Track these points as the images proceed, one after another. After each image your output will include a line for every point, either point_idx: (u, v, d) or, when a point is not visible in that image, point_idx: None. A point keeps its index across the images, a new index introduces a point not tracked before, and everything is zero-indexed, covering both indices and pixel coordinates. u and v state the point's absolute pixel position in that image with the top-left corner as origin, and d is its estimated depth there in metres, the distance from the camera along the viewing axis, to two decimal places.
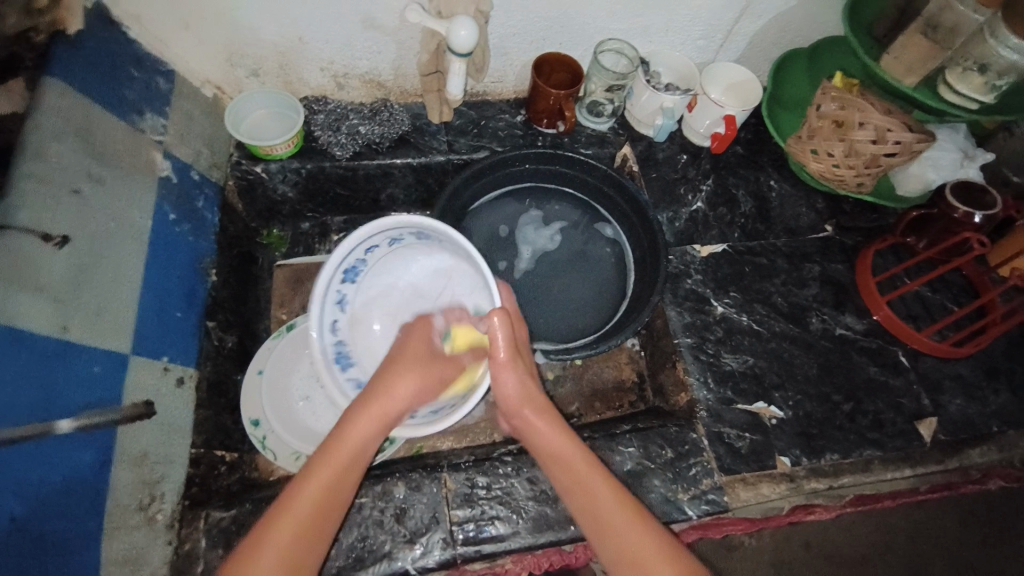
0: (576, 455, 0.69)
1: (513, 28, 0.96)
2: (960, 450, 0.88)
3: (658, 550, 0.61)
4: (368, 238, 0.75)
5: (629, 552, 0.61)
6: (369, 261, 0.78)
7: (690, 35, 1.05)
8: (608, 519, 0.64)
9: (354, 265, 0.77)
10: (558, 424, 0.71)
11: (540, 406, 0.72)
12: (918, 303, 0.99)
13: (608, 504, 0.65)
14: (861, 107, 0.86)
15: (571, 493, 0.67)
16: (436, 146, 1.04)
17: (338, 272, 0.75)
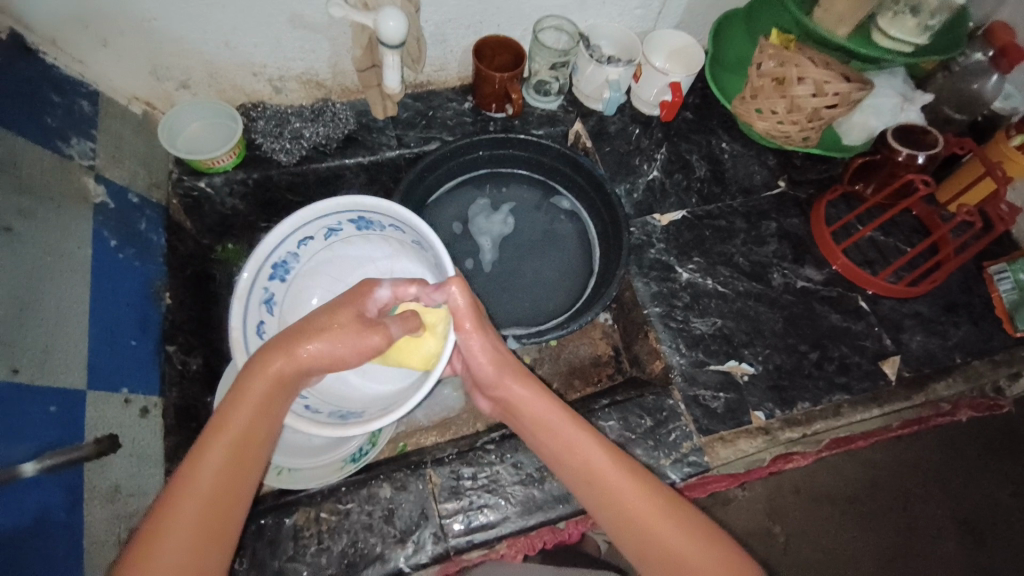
0: (562, 419, 0.68)
1: (448, 14, 0.94)
2: (925, 384, 0.91)
3: (656, 505, 0.63)
4: (301, 229, 0.77)
5: (629, 511, 0.62)
6: (302, 254, 0.80)
7: (628, 6, 1.04)
8: (605, 486, 0.64)
9: (286, 258, 0.78)
10: (539, 391, 0.70)
11: (514, 369, 0.71)
12: (873, 247, 1.02)
13: (605, 469, 0.65)
14: (799, 62, 0.87)
15: (562, 462, 0.67)
16: (385, 141, 1.02)
17: (267, 267, 0.76)
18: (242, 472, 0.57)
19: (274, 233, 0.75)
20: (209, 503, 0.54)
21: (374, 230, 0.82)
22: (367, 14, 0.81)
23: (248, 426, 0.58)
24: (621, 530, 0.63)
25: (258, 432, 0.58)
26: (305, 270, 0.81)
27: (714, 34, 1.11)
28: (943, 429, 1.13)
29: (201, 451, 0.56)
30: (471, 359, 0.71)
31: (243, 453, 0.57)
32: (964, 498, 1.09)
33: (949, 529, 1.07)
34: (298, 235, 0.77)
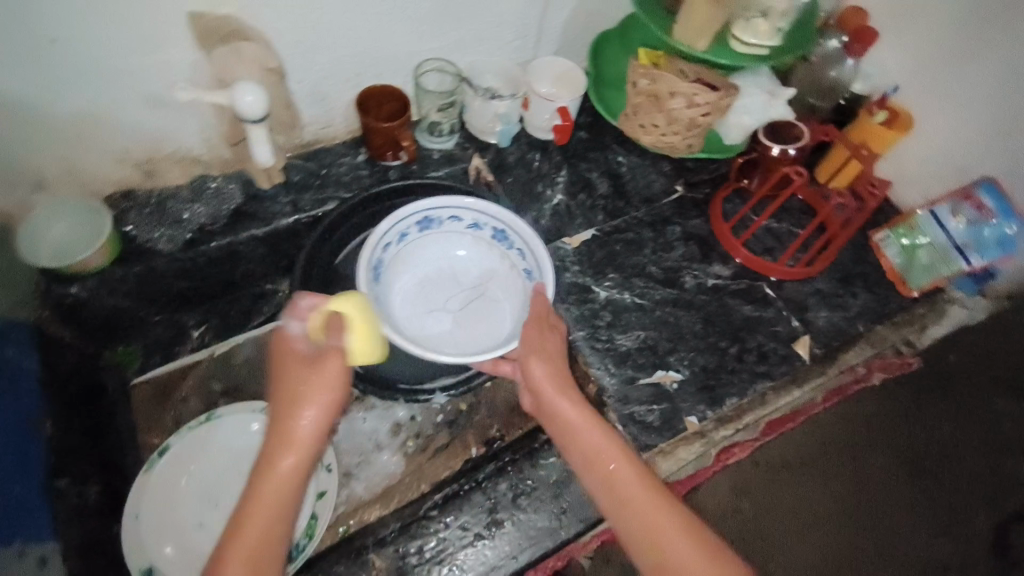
0: (601, 439, 0.72)
1: (322, 71, 0.92)
2: (835, 357, 0.97)
3: (681, 525, 0.66)
4: (460, 208, 0.93)
5: (654, 531, 0.66)
6: (410, 238, 0.93)
7: (505, 39, 1.06)
8: (625, 499, 0.68)
9: (424, 220, 0.93)
10: (585, 412, 0.74)
11: (561, 382, 0.76)
12: (771, 235, 1.08)
13: (635, 490, 0.68)
14: (667, 80, 0.92)
15: (598, 481, 0.70)
16: (279, 209, 0.98)
17: (413, 221, 0.92)
18: (279, 525, 0.64)
19: (407, 211, 0.91)
20: (253, 549, 0.62)
21: (503, 245, 0.95)
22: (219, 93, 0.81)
23: (280, 481, 0.64)
24: (646, 550, 0.66)
25: (288, 483, 0.65)
26: (419, 245, 0.95)
27: (592, 53, 1.15)
28: (904, 377, 1.06)
29: (249, 503, 0.64)
30: (530, 360, 0.78)
31: (280, 501, 0.64)
32: (921, 444, 1.04)
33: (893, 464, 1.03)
34: (475, 212, 0.93)
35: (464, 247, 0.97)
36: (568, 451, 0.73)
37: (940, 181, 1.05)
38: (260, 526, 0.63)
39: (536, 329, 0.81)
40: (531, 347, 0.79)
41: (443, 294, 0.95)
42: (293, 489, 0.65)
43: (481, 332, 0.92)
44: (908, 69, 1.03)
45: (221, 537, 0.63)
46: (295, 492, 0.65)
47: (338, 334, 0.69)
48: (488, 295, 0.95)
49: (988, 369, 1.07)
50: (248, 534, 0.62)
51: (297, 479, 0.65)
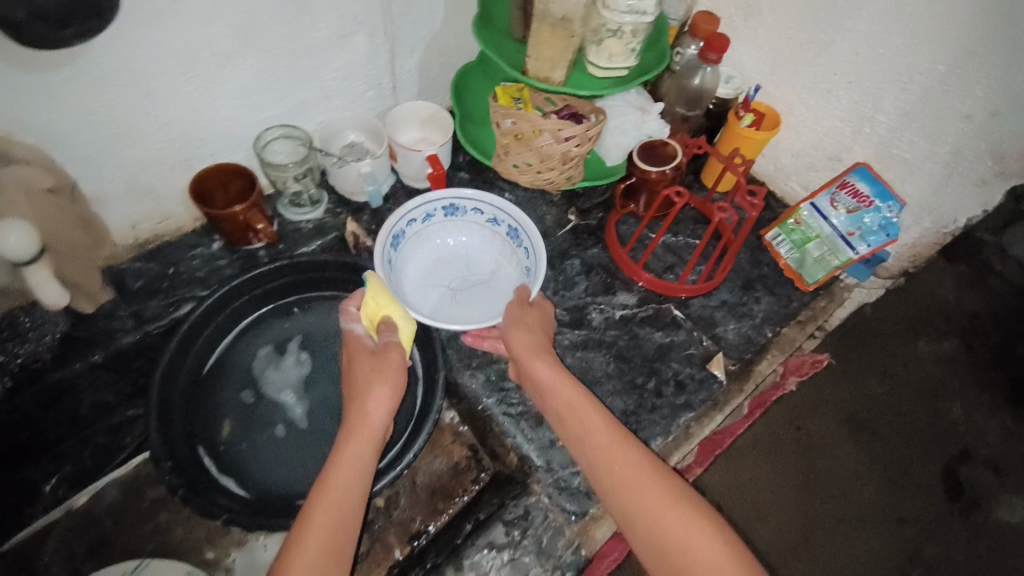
0: (585, 409, 0.73)
1: (138, 163, 0.81)
2: (751, 370, 0.96)
3: (671, 500, 0.64)
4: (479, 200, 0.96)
5: (646, 505, 0.64)
6: (451, 218, 0.98)
7: (357, 93, 0.98)
8: (604, 448, 0.69)
9: (449, 209, 0.97)
10: (574, 387, 0.75)
11: (551, 361, 0.77)
12: (669, 252, 1.06)
13: (627, 464, 0.67)
14: (529, 118, 0.87)
15: (587, 450, 0.70)
16: (121, 324, 0.85)
17: (438, 207, 0.96)
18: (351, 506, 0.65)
19: (478, 195, 0.96)
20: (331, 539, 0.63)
21: (514, 243, 0.96)
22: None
23: (358, 461, 0.68)
24: (637, 522, 0.64)
25: (357, 472, 0.68)
26: (440, 231, 0.98)
27: (455, 88, 1.07)
28: (822, 372, 1.09)
29: (313, 504, 0.65)
30: (512, 330, 0.80)
31: (352, 488, 0.66)
32: (848, 405, 1.08)
33: (842, 434, 1.06)
34: (495, 206, 0.96)
35: (466, 235, 0.99)
36: (562, 421, 0.74)
37: (819, 173, 1.07)
38: (330, 519, 0.63)
39: (518, 314, 0.81)
40: (511, 320, 0.81)
41: (449, 274, 0.97)
42: (356, 480, 0.67)
43: (474, 315, 0.93)
44: (767, 70, 1.04)
45: (284, 543, 0.63)
46: (365, 479, 0.67)
47: (395, 331, 0.76)
48: (498, 282, 0.96)
49: (895, 325, 1.13)
50: (314, 531, 0.62)
51: (359, 471, 0.68)
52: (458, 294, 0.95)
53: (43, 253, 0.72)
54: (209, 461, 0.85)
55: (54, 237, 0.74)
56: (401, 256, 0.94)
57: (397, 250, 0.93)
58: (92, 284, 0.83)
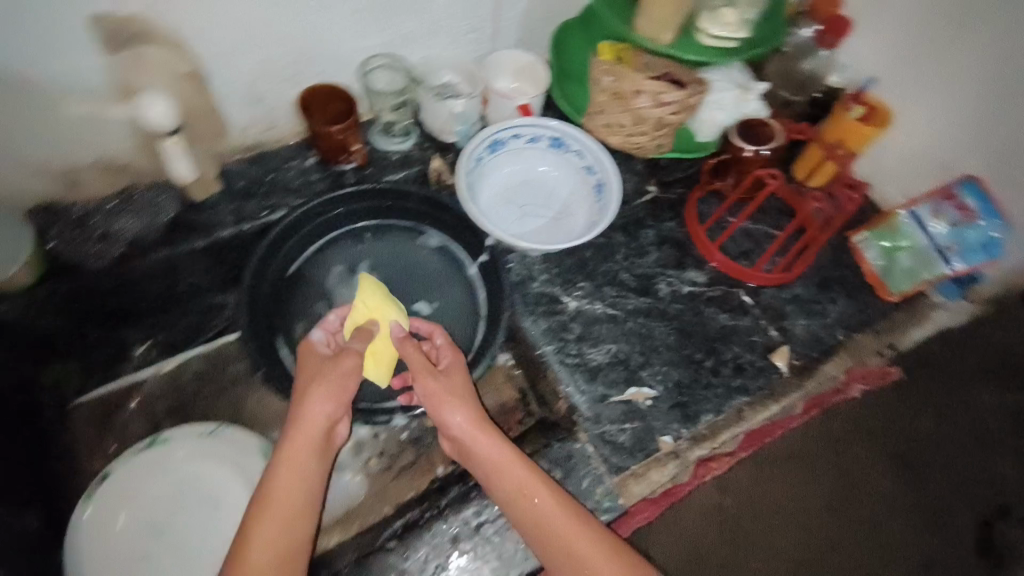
0: (512, 462, 0.73)
1: (255, 69, 0.84)
2: (813, 368, 0.94)
3: (593, 548, 0.68)
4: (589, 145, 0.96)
5: (573, 555, 0.68)
6: (556, 150, 0.99)
7: (460, 30, 0.96)
8: (523, 489, 0.71)
9: (557, 141, 0.98)
10: (491, 433, 0.75)
11: (471, 410, 0.76)
12: (748, 238, 1.04)
13: (554, 516, 0.70)
14: (631, 77, 0.86)
15: (514, 507, 0.71)
16: (220, 219, 0.90)
17: (549, 136, 0.98)
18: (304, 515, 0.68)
19: (588, 141, 0.96)
20: (282, 534, 0.66)
21: (597, 200, 0.97)
22: (126, 105, 0.76)
23: (301, 461, 0.70)
24: (562, 569, 0.68)
25: (303, 482, 0.69)
26: (542, 156, 1.00)
27: (554, 45, 1.02)
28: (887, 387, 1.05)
29: (260, 505, 0.67)
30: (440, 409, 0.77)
31: (299, 487, 0.69)
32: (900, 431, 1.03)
33: (882, 466, 1.02)
34: (596, 157, 0.96)
35: (560, 172, 1.00)
36: (489, 471, 0.73)
37: (926, 182, 0.99)
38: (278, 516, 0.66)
39: (432, 373, 0.78)
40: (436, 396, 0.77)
41: (530, 198, 0.99)
42: (303, 482, 0.69)
43: (528, 241, 0.96)
44: (884, 65, 0.97)
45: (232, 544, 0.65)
46: (311, 477, 0.70)
47: (365, 341, 0.80)
48: (567, 228, 0.98)
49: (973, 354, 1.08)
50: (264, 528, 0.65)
51: (305, 470, 0.70)
52: (529, 220, 0.98)
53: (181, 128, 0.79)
54: (286, 354, 0.92)
55: (190, 113, 0.83)
56: (493, 160, 0.98)
57: (492, 154, 0.97)
58: (208, 175, 0.89)
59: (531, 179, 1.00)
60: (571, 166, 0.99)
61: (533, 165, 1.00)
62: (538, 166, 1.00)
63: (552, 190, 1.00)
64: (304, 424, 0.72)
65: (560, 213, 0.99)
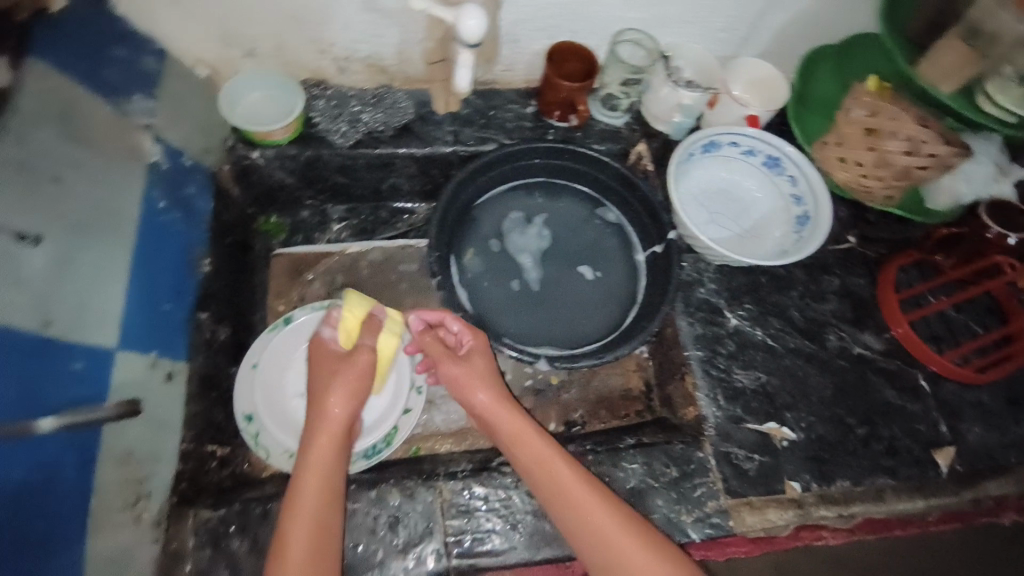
0: (529, 432, 0.75)
1: (526, 13, 0.89)
2: (975, 482, 0.86)
3: (613, 519, 0.67)
4: (807, 173, 0.94)
5: (590, 523, 0.68)
6: (766, 170, 0.98)
7: (712, 27, 0.97)
8: (581, 508, 0.68)
9: (772, 161, 0.97)
10: (504, 402, 0.78)
11: (489, 383, 0.79)
12: (942, 323, 0.95)
13: (564, 481, 0.70)
14: (896, 115, 0.81)
15: (536, 476, 0.72)
16: (441, 136, 0.98)
17: (766, 154, 0.97)
18: (330, 496, 0.68)
19: (810, 170, 0.94)
20: (311, 539, 0.65)
21: (796, 229, 0.94)
22: (445, 10, 0.78)
23: (324, 462, 0.70)
24: (585, 540, 0.67)
25: (330, 464, 0.71)
26: (749, 171, 0.99)
27: (804, 65, 1.01)
28: None
29: (291, 505, 0.67)
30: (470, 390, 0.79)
31: (326, 488, 0.68)
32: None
33: None
34: (812, 188, 0.94)
35: (762, 192, 0.99)
36: (510, 446, 0.75)
37: None
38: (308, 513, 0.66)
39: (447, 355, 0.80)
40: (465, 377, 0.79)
41: (724, 207, 0.98)
42: (330, 481, 0.69)
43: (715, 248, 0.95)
44: None
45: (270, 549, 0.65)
46: (335, 478, 0.70)
47: (372, 336, 0.80)
48: (755, 246, 0.96)
49: None
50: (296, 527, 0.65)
51: (330, 473, 0.70)
52: (718, 228, 0.97)
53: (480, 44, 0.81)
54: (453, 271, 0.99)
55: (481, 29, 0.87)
56: (701, 160, 0.98)
57: (703, 154, 0.97)
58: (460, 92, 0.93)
59: (729, 190, 1.00)
60: (776, 189, 0.98)
61: (736, 177, 1.00)
62: (741, 179, 0.99)
63: (748, 206, 0.99)
64: (327, 422, 0.74)
65: (750, 230, 0.97)
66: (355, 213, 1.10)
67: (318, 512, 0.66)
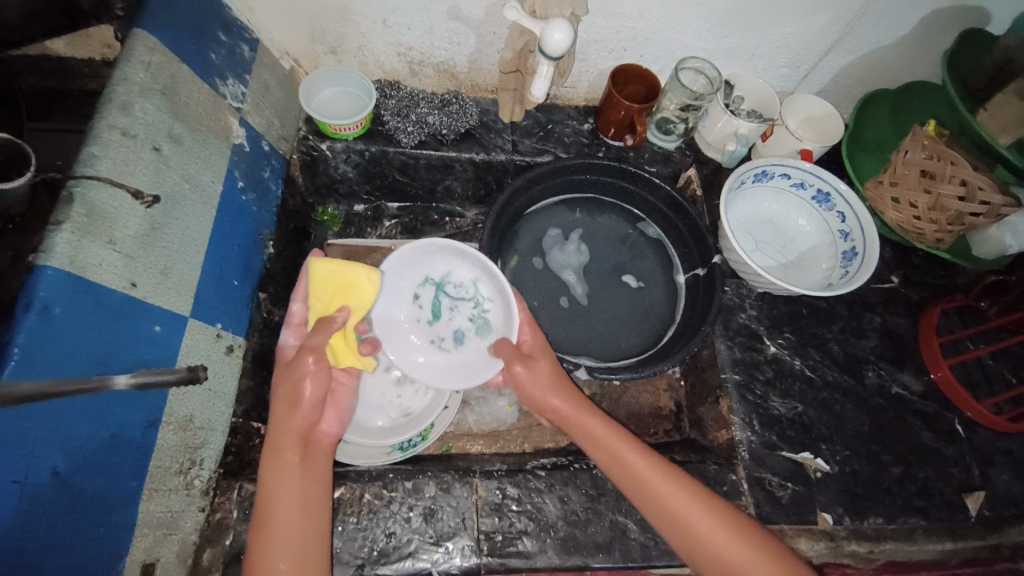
0: (613, 436, 0.72)
1: (597, 35, 0.93)
2: (1001, 528, 0.86)
3: (705, 514, 0.65)
4: (857, 209, 0.95)
5: (682, 520, 0.65)
6: (815, 203, 1.00)
7: (775, 63, 1.00)
8: (699, 532, 0.64)
9: (821, 195, 0.98)
10: (582, 404, 0.75)
11: (556, 385, 0.76)
12: (980, 371, 0.95)
13: (661, 485, 0.67)
14: (954, 160, 0.83)
15: (624, 479, 0.69)
16: (501, 144, 1.02)
17: (816, 188, 0.98)
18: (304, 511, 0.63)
19: (862, 208, 0.94)
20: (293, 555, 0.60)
21: (842, 264, 0.95)
22: (535, 22, 0.82)
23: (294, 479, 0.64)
24: (677, 538, 0.65)
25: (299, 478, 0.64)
26: (797, 204, 1.01)
27: (862, 105, 1.03)
28: None
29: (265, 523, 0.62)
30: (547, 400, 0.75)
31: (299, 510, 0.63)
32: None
33: None
34: (861, 225, 0.94)
35: (810, 225, 1.01)
36: (593, 449, 0.72)
37: None
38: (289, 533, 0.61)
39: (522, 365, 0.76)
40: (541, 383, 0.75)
41: (770, 238, 1.00)
42: (308, 503, 0.64)
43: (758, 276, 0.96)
44: None
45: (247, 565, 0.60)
46: (314, 497, 0.64)
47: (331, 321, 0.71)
48: (800, 279, 0.97)
49: None
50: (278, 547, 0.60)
51: (303, 490, 0.64)
52: (764, 257, 0.99)
53: (560, 57, 0.85)
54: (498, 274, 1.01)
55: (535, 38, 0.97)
56: (751, 189, 1.01)
57: (754, 183, 1.00)
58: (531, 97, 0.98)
59: (777, 220, 1.02)
60: (824, 223, 0.99)
61: (783, 209, 1.02)
62: (789, 211, 1.02)
63: (794, 239, 1.01)
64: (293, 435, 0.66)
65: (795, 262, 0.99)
66: (406, 211, 1.14)
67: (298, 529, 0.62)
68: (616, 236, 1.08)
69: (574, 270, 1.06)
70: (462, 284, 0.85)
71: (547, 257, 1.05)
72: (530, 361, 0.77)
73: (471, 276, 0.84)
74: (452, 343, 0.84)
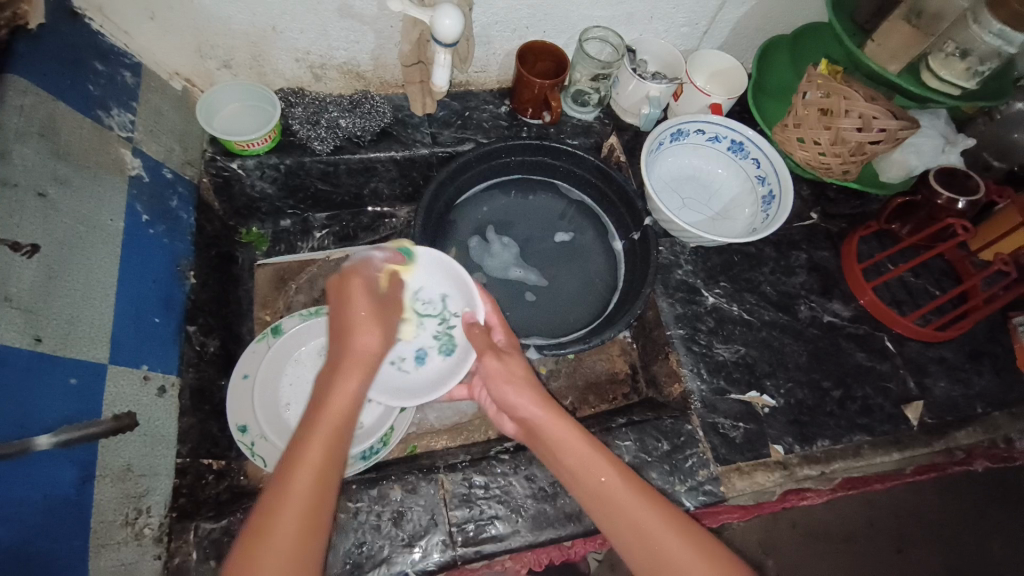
0: (576, 438, 0.68)
1: (496, 16, 0.93)
2: (945, 432, 0.92)
3: (665, 525, 0.63)
4: (769, 153, 0.98)
5: (636, 524, 0.63)
6: (731, 154, 1.03)
7: (675, 22, 1.02)
8: (649, 535, 0.62)
9: (736, 146, 1.02)
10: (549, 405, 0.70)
11: (530, 388, 0.72)
12: (904, 289, 1.01)
13: (614, 488, 0.65)
14: (847, 94, 0.87)
15: (580, 481, 0.66)
16: (420, 138, 1.01)
17: (730, 139, 1.01)
18: (326, 479, 0.57)
19: (773, 152, 0.98)
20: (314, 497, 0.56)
21: (764, 210, 0.99)
22: (424, 11, 0.81)
23: (322, 449, 0.58)
24: (629, 542, 0.63)
25: (328, 448, 0.59)
26: (715, 156, 1.04)
27: (761, 56, 1.08)
28: (961, 481, 1.17)
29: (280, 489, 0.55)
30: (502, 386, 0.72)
31: (324, 477, 0.57)
32: (908, 534, 1.13)
33: (931, 547, 1.13)
34: (775, 168, 0.98)
35: (730, 177, 1.04)
36: (554, 450, 0.69)
37: None
38: (303, 502, 0.55)
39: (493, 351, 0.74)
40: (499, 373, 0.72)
41: (694, 194, 1.03)
42: (329, 465, 0.58)
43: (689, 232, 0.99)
44: None
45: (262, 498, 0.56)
46: (328, 473, 0.58)
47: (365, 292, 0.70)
48: (727, 229, 1.01)
49: None
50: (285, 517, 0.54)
51: (330, 441, 0.59)
52: (692, 214, 1.02)
53: (455, 43, 0.84)
54: None
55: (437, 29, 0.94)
56: (670, 149, 1.03)
57: (671, 143, 1.02)
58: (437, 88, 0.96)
59: (698, 175, 1.05)
60: (742, 172, 1.03)
61: (703, 164, 1.05)
62: (708, 165, 1.05)
63: (716, 192, 1.04)
64: (331, 404, 0.61)
65: (720, 216, 1.02)
66: (336, 220, 1.11)
67: (309, 503, 0.55)
68: (550, 214, 1.09)
69: (513, 256, 1.05)
70: (430, 301, 0.83)
71: (484, 248, 1.05)
72: (505, 354, 0.75)
73: (440, 291, 0.83)
74: (411, 363, 0.81)
